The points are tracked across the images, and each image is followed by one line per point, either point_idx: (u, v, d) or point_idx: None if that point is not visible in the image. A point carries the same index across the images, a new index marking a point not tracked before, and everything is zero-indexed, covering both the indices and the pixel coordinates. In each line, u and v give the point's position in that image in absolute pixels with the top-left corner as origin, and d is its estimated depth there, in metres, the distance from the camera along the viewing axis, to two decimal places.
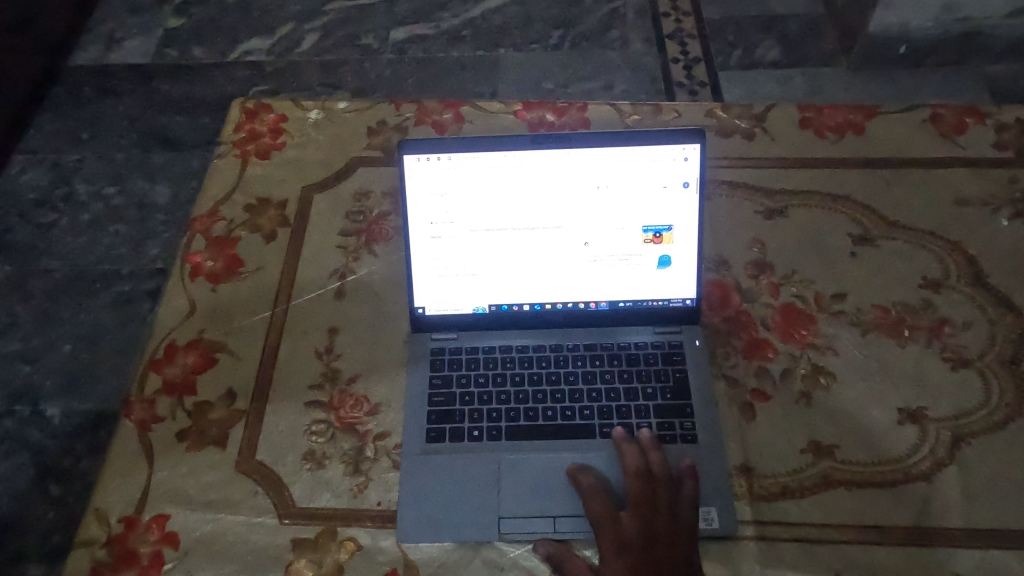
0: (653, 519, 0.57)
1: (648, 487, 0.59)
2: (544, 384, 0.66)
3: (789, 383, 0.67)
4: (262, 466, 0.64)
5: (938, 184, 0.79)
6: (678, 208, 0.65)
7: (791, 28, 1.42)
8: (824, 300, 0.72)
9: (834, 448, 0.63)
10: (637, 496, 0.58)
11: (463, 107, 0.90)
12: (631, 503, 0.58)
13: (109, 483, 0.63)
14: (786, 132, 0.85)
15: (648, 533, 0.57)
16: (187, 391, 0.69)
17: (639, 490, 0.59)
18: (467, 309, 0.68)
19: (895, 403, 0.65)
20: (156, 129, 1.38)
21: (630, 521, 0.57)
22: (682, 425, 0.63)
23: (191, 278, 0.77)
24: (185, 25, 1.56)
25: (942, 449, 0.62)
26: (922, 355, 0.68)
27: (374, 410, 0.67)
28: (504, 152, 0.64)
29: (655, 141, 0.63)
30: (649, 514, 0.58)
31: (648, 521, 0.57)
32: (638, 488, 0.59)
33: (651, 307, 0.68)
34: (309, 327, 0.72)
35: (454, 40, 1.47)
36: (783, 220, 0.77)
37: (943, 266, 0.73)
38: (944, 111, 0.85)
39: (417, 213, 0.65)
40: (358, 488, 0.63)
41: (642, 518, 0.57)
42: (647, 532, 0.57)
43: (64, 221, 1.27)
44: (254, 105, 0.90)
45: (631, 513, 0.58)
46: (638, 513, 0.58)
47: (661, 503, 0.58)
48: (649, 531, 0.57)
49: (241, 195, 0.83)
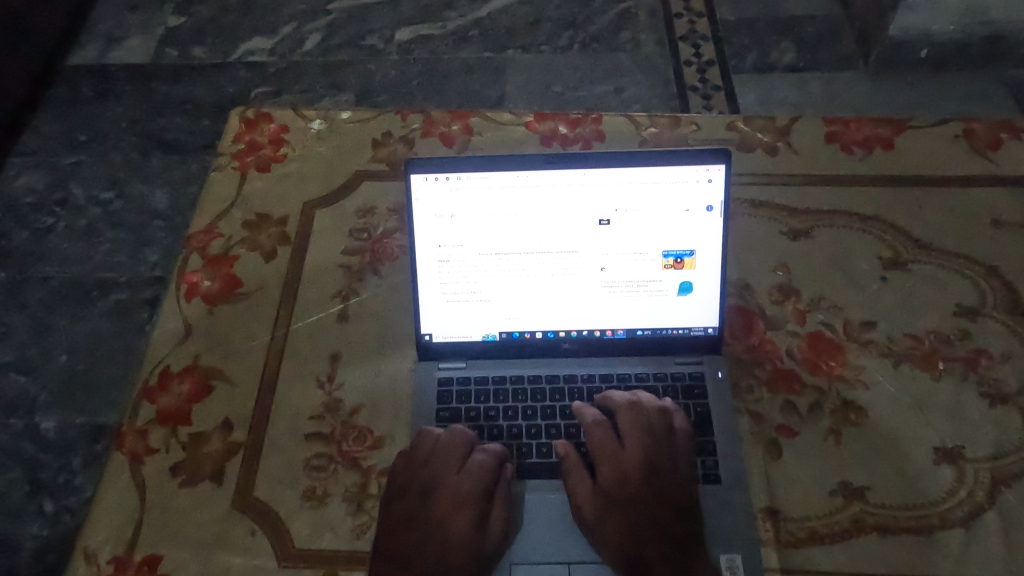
0: (656, 454, 0.59)
1: (645, 421, 0.60)
2: (558, 419, 0.63)
3: (816, 419, 0.63)
4: (260, 503, 0.61)
5: (972, 203, 0.75)
6: (700, 232, 0.61)
7: (808, 30, 1.37)
8: (853, 329, 0.68)
9: (865, 490, 0.59)
10: (635, 428, 0.60)
11: (471, 118, 0.86)
12: (630, 434, 0.60)
13: (98, 518, 0.60)
14: (811, 146, 0.81)
15: (649, 466, 0.59)
16: (182, 421, 0.65)
17: (637, 426, 0.60)
18: (477, 336, 0.65)
19: (929, 441, 0.61)
20: (156, 131, 1.34)
21: (629, 457, 0.60)
22: (704, 464, 0.59)
23: (187, 299, 0.73)
24: (186, 24, 1.52)
25: (980, 492, 0.59)
26: (957, 389, 0.64)
27: (378, 443, 0.64)
28: (516, 172, 0.60)
29: (678, 162, 0.59)
30: (652, 448, 0.59)
31: (650, 456, 0.59)
32: (637, 423, 0.60)
33: (670, 335, 0.64)
34: (310, 353, 0.69)
35: (460, 40, 1.43)
36: (809, 242, 0.73)
37: (979, 293, 0.69)
38: (977, 125, 0.81)
39: (425, 236, 0.61)
40: (361, 528, 0.59)
41: (644, 453, 0.59)
42: (648, 465, 0.59)
43: (61, 226, 1.24)
44: (253, 114, 0.87)
45: (632, 446, 0.60)
46: (639, 444, 0.59)
47: (659, 434, 0.60)
48: (651, 465, 0.59)
49: (239, 211, 0.79)
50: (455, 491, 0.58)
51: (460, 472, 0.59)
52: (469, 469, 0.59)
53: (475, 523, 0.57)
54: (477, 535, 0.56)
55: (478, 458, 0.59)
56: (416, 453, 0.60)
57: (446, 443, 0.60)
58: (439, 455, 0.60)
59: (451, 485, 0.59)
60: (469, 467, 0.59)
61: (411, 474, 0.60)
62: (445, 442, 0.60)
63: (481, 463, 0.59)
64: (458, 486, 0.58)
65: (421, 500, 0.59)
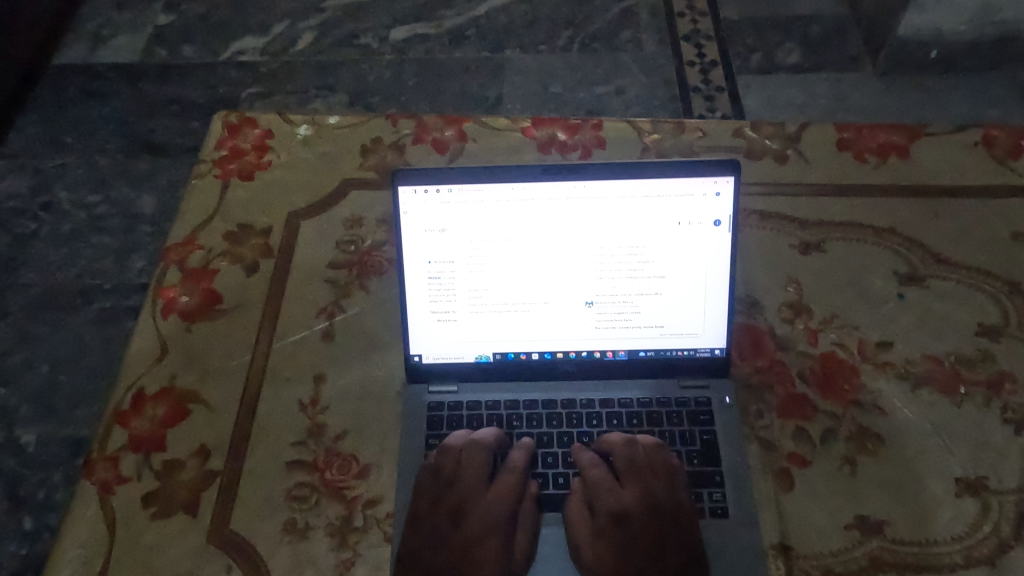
0: (655, 492, 0.55)
1: (642, 459, 0.57)
2: (555, 446, 0.59)
3: (830, 446, 0.59)
4: (237, 537, 0.57)
5: (992, 214, 0.71)
6: (706, 248, 0.57)
7: (814, 30, 1.33)
8: (868, 350, 0.64)
9: (883, 525, 0.55)
10: (633, 467, 0.57)
11: (466, 124, 0.82)
12: (628, 473, 0.57)
13: (63, 554, 0.56)
14: (822, 155, 0.77)
15: (651, 507, 0.55)
16: (155, 447, 0.62)
17: (634, 463, 0.57)
18: (469, 357, 0.61)
19: (951, 471, 0.58)
20: (143, 133, 1.29)
21: (628, 497, 0.56)
22: (711, 497, 0.56)
23: (163, 315, 0.69)
24: (176, 23, 1.47)
25: (1007, 527, 0.55)
26: (980, 415, 0.60)
27: (363, 472, 0.60)
28: (511, 185, 0.56)
29: (683, 173, 0.55)
30: (651, 487, 0.56)
31: (650, 495, 0.55)
32: (633, 460, 0.57)
33: (675, 357, 0.60)
34: (293, 374, 0.65)
35: (457, 40, 1.39)
36: (820, 256, 0.70)
37: (1001, 312, 0.65)
38: (997, 131, 0.77)
39: (414, 252, 0.57)
40: (344, 565, 0.55)
41: (643, 493, 0.56)
42: (649, 506, 0.55)
43: (45, 231, 1.18)
44: (237, 119, 0.83)
45: (630, 486, 0.56)
46: (638, 484, 0.56)
47: (658, 471, 0.56)
48: (652, 505, 0.55)
49: (221, 221, 0.76)
50: (486, 514, 0.56)
51: (489, 491, 0.57)
52: (498, 488, 0.56)
53: (504, 545, 0.54)
54: (504, 557, 0.54)
55: (505, 476, 0.57)
56: (440, 469, 0.58)
57: (471, 459, 0.58)
58: (466, 474, 0.57)
59: (481, 506, 0.56)
60: (497, 485, 0.56)
61: (437, 492, 0.57)
62: (470, 459, 0.58)
63: (508, 481, 0.56)
64: (488, 506, 0.56)
65: (450, 518, 0.56)
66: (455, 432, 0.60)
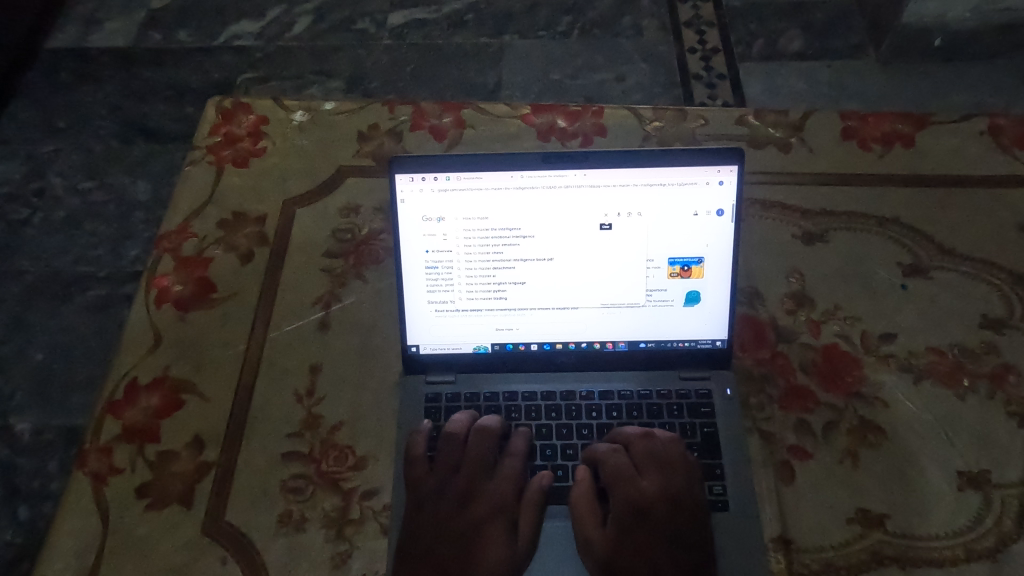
0: (675, 486, 0.54)
1: (661, 452, 0.56)
2: (554, 439, 0.58)
3: (832, 440, 0.59)
4: (232, 529, 0.56)
5: (998, 205, 0.70)
6: (709, 238, 0.56)
7: (817, 16, 1.31)
8: (871, 341, 0.63)
9: (884, 518, 0.55)
10: (652, 459, 0.56)
11: (463, 110, 0.80)
12: (648, 467, 0.56)
13: (55, 548, 0.55)
14: (826, 143, 0.76)
15: (669, 499, 0.54)
16: (150, 438, 0.61)
17: (652, 454, 0.56)
18: (467, 347, 0.60)
19: (953, 464, 0.57)
20: (138, 118, 1.27)
21: (648, 487, 0.55)
22: (712, 490, 0.55)
23: (157, 303, 0.68)
24: (170, 6, 1.44)
25: (1008, 522, 0.54)
26: (983, 409, 0.59)
27: (360, 464, 0.59)
28: (511, 172, 0.55)
29: (687, 162, 0.54)
30: (669, 480, 0.54)
31: (668, 488, 0.54)
32: (653, 453, 0.56)
33: (676, 348, 0.59)
34: (287, 366, 0.64)
35: (455, 25, 1.37)
36: (823, 246, 0.69)
37: (1006, 304, 0.65)
38: (1003, 121, 0.76)
39: (412, 240, 0.56)
40: (341, 557, 0.55)
41: (661, 483, 0.55)
42: (669, 498, 0.54)
43: (37, 218, 1.16)
44: (231, 104, 0.82)
45: (649, 477, 0.55)
46: (657, 476, 0.55)
47: (676, 466, 0.55)
48: (669, 497, 0.54)
49: (216, 209, 0.75)
50: (494, 496, 0.56)
51: (496, 482, 0.56)
52: (501, 476, 0.56)
53: (508, 529, 0.54)
54: (508, 545, 0.53)
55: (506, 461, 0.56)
56: (448, 458, 0.57)
57: (477, 445, 0.57)
58: (470, 459, 0.57)
59: (486, 491, 0.56)
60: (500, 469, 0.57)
61: (445, 477, 0.56)
62: (477, 443, 0.57)
63: (511, 467, 0.56)
64: (496, 495, 0.56)
65: (456, 503, 0.56)
66: (455, 415, 0.59)
